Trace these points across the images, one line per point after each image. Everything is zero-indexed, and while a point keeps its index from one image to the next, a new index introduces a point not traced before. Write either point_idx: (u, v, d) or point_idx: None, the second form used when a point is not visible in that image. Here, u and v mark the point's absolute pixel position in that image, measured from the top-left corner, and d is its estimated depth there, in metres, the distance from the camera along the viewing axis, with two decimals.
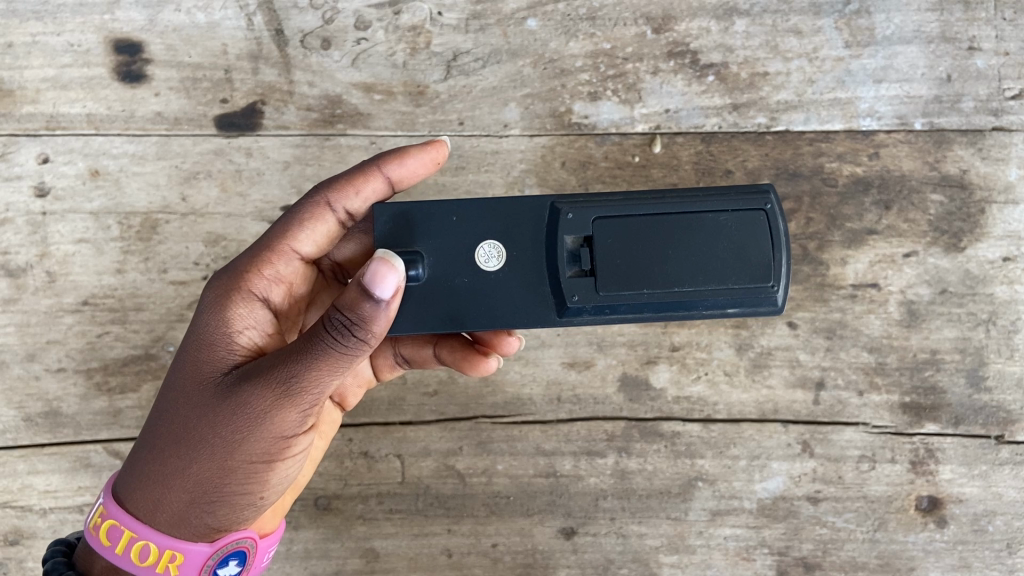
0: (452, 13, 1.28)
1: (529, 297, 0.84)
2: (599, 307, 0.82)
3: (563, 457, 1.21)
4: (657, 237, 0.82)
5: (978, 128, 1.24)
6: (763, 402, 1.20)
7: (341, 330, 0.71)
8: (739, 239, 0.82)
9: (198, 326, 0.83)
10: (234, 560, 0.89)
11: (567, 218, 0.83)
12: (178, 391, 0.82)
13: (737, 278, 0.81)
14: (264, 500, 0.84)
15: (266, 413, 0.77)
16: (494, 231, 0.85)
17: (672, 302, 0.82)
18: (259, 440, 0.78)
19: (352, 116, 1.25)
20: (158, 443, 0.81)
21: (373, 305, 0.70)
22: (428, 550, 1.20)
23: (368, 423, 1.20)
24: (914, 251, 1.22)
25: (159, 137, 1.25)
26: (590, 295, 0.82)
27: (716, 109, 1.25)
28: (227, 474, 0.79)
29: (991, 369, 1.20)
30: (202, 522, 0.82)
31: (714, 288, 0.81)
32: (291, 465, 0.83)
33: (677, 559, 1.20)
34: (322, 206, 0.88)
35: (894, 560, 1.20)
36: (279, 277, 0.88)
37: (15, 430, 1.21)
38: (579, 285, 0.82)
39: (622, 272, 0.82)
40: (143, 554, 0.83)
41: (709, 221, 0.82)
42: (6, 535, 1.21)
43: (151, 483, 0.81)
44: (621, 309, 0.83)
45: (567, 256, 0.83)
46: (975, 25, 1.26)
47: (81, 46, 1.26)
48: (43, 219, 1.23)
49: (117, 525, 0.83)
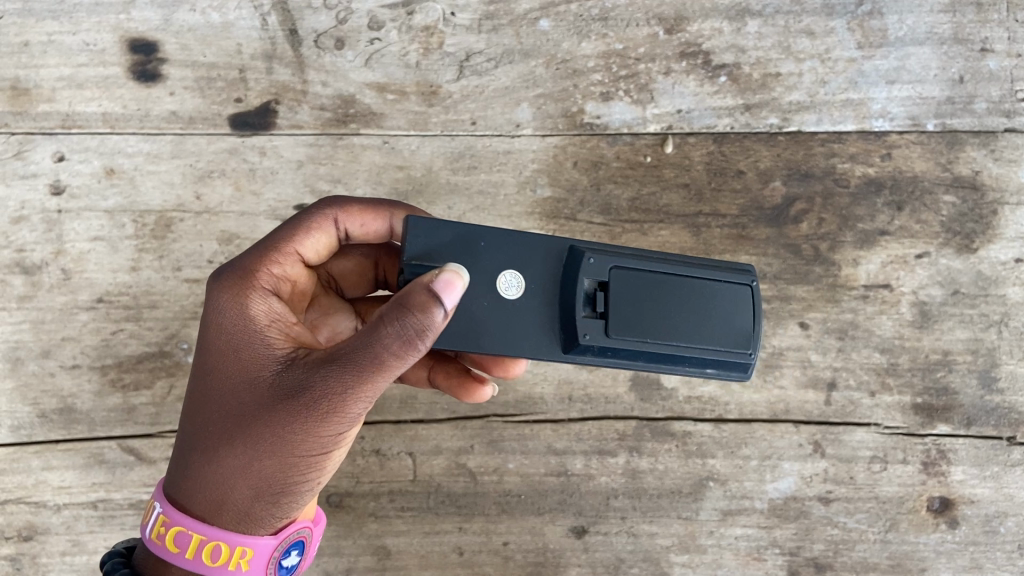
0: (465, 13, 1.28)
1: (537, 335, 0.81)
2: (604, 350, 0.80)
3: (574, 455, 1.21)
4: (667, 292, 0.82)
5: (991, 130, 1.24)
6: (775, 402, 1.20)
7: (408, 339, 0.71)
8: (731, 306, 0.83)
9: (232, 334, 0.81)
10: (295, 549, 0.89)
11: (588, 262, 0.81)
12: (226, 394, 0.80)
13: (726, 345, 0.82)
14: (321, 481, 0.86)
15: (323, 412, 0.77)
16: (514, 260, 0.82)
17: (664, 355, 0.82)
18: (320, 435, 0.78)
19: (366, 115, 1.26)
20: (212, 443, 0.80)
21: (440, 312, 0.71)
22: (439, 548, 1.20)
23: (380, 422, 1.21)
24: (926, 252, 1.22)
25: (174, 136, 1.26)
26: (599, 335, 0.79)
27: (728, 110, 1.26)
28: (288, 467, 0.80)
29: (1003, 371, 1.20)
30: (267, 513, 0.83)
31: (704, 349, 0.82)
32: (342, 449, 0.85)
33: (688, 559, 1.20)
34: (328, 220, 0.89)
35: (905, 561, 1.20)
36: (286, 277, 0.87)
37: (30, 426, 1.22)
38: (592, 324, 0.80)
39: (631, 321, 0.81)
40: (215, 555, 0.82)
41: (709, 288, 0.83)
42: (20, 531, 1.21)
43: (213, 484, 0.81)
44: (621, 355, 0.81)
45: (581, 298, 0.80)
46: (988, 27, 1.26)
47: (97, 45, 1.27)
48: (58, 217, 1.24)
49: (184, 530, 0.82)
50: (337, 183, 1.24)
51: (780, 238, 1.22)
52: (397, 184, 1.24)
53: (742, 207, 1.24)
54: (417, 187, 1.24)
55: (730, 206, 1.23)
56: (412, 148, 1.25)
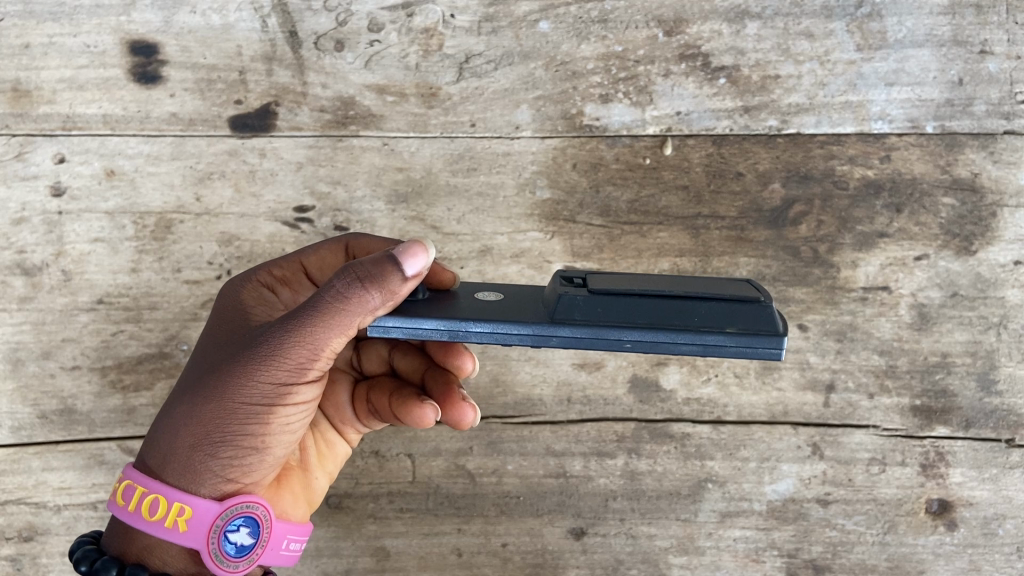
0: (465, 15, 1.28)
1: (511, 311, 0.73)
2: (589, 304, 0.69)
3: (573, 457, 1.21)
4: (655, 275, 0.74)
5: (990, 132, 1.24)
6: (773, 404, 1.20)
7: (351, 281, 0.70)
8: (727, 280, 0.72)
9: (225, 306, 0.88)
10: (243, 525, 0.84)
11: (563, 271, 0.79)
12: (200, 351, 0.85)
13: (729, 291, 0.68)
14: (270, 446, 0.82)
15: (269, 361, 0.76)
16: (490, 287, 0.82)
17: (663, 306, 0.68)
18: (262, 384, 0.77)
19: (366, 117, 1.26)
20: (174, 394, 0.83)
21: (388, 267, 0.70)
22: (439, 549, 1.21)
23: (379, 423, 1.21)
24: (925, 254, 1.22)
25: (174, 138, 1.26)
26: (579, 292, 0.70)
27: (727, 112, 1.26)
28: (229, 417, 0.79)
29: (1002, 373, 1.20)
30: (207, 470, 0.81)
31: (710, 296, 0.68)
32: (292, 415, 0.81)
33: (686, 560, 1.20)
34: (339, 243, 0.98)
35: (903, 563, 1.20)
36: (285, 281, 0.93)
37: (31, 427, 1.22)
38: (569, 287, 0.72)
39: (614, 283, 0.71)
40: (153, 510, 0.81)
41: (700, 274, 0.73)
42: (22, 531, 1.22)
43: (163, 432, 0.82)
44: (613, 314, 0.69)
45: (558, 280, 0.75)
46: (988, 29, 1.26)
47: (96, 47, 1.27)
48: (59, 218, 1.24)
49: (132, 482, 0.83)
50: (336, 184, 1.25)
51: (779, 239, 1.23)
52: (397, 186, 1.25)
53: (741, 209, 1.24)
54: (416, 188, 1.25)
55: (728, 208, 1.24)
56: (411, 150, 1.26)
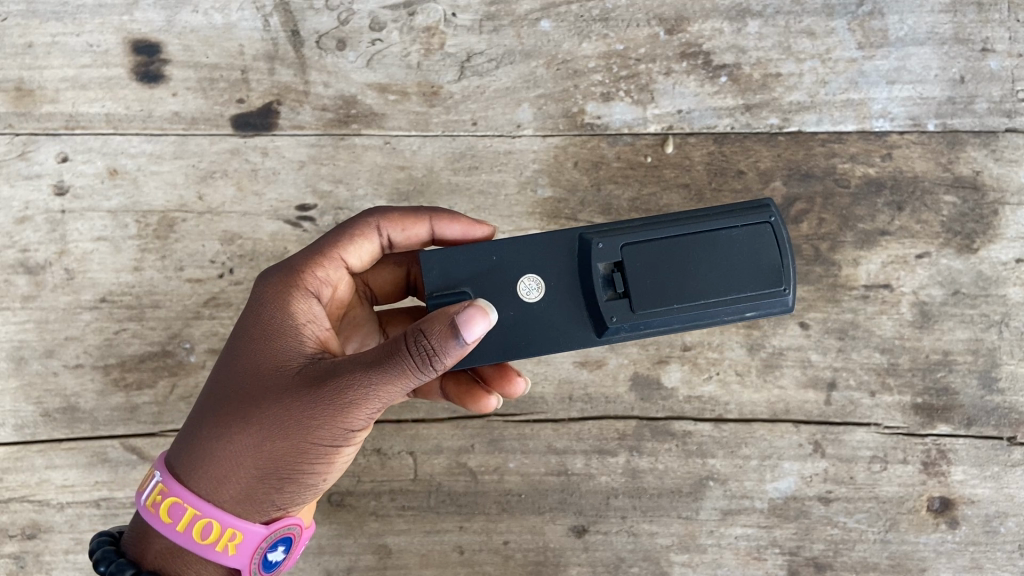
0: (467, 14, 1.28)
1: (571, 322, 0.89)
2: (635, 325, 0.87)
3: (575, 455, 1.21)
4: (685, 255, 0.88)
5: (992, 130, 1.24)
6: (775, 401, 1.20)
7: (424, 348, 0.75)
8: (747, 251, 0.87)
9: (270, 323, 0.87)
10: (282, 546, 0.90)
11: (598, 248, 0.88)
12: (254, 377, 0.84)
13: (753, 286, 0.87)
14: (325, 481, 0.88)
15: (341, 409, 0.80)
16: (531, 266, 0.90)
17: (698, 313, 0.87)
18: (332, 428, 0.81)
19: (367, 116, 1.27)
20: (227, 420, 0.83)
21: (457, 342, 0.75)
22: (440, 546, 1.21)
23: (381, 421, 1.22)
24: (926, 252, 1.22)
25: (177, 136, 1.27)
26: (627, 315, 0.87)
27: (728, 110, 1.26)
28: (297, 454, 0.82)
29: (1004, 371, 1.20)
30: (265, 499, 0.85)
31: (735, 296, 0.86)
32: (348, 453, 0.87)
33: (687, 558, 1.20)
34: (370, 228, 0.96)
35: (905, 561, 1.20)
36: (329, 281, 0.94)
37: (34, 425, 1.22)
38: (617, 306, 0.87)
39: (654, 289, 0.87)
40: (204, 533, 0.84)
41: (721, 237, 0.88)
42: (24, 529, 1.22)
43: (219, 459, 0.83)
44: (655, 324, 0.88)
45: (601, 282, 0.88)
46: (989, 27, 1.26)
47: (100, 47, 1.28)
48: (62, 217, 1.25)
49: (179, 502, 0.84)
50: (339, 183, 1.25)
51: None
52: (398, 185, 1.25)
53: None
54: (418, 187, 1.25)
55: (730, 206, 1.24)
56: (413, 148, 1.26)
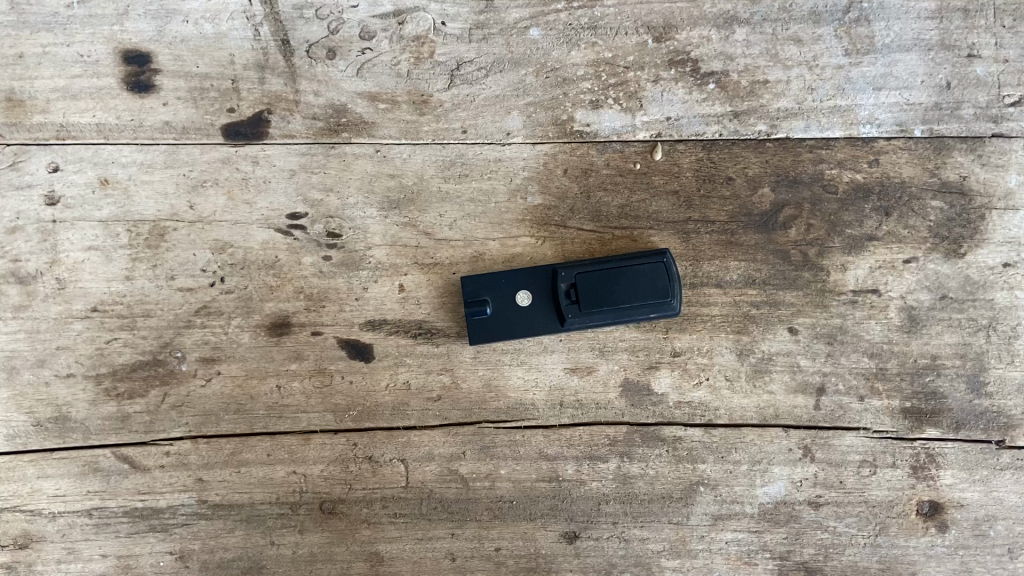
0: (456, 23, 1.28)
1: (543, 319, 1.19)
2: (582, 322, 1.17)
3: (566, 461, 1.22)
4: (616, 277, 1.16)
5: (977, 135, 1.25)
6: (765, 406, 1.21)
7: None
8: (656, 275, 1.16)
9: None
10: None
11: (561, 274, 1.18)
12: None
13: (654, 297, 1.15)
14: None
15: None
16: (523, 284, 1.20)
17: (619, 315, 1.16)
18: None
19: (358, 125, 1.27)
20: None
21: None
22: (432, 554, 1.22)
23: (372, 429, 1.23)
24: (914, 257, 1.23)
25: (168, 146, 1.27)
26: (576, 313, 1.17)
27: (717, 117, 1.27)
28: None
29: (991, 374, 1.22)
30: None
31: (643, 304, 1.16)
32: None
33: (679, 563, 1.21)
34: None
35: (895, 565, 1.21)
36: None
37: (25, 434, 1.23)
38: (571, 309, 1.17)
39: (595, 300, 1.16)
40: None
41: (640, 266, 1.16)
42: (16, 539, 1.22)
43: None
44: (594, 321, 1.17)
45: (561, 294, 1.17)
46: (975, 33, 1.26)
47: (89, 56, 1.27)
48: (54, 227, 1.25)
49: None
50: (330, 191, 1.25)
51: (769, 244, 1.23)
52: (389, 193, 1.25)
53: (731, 213, 1.24)
54: (408, 196, 1.25)
55: (719, 213, 1.24)
56: (404, 157, 1.26)
